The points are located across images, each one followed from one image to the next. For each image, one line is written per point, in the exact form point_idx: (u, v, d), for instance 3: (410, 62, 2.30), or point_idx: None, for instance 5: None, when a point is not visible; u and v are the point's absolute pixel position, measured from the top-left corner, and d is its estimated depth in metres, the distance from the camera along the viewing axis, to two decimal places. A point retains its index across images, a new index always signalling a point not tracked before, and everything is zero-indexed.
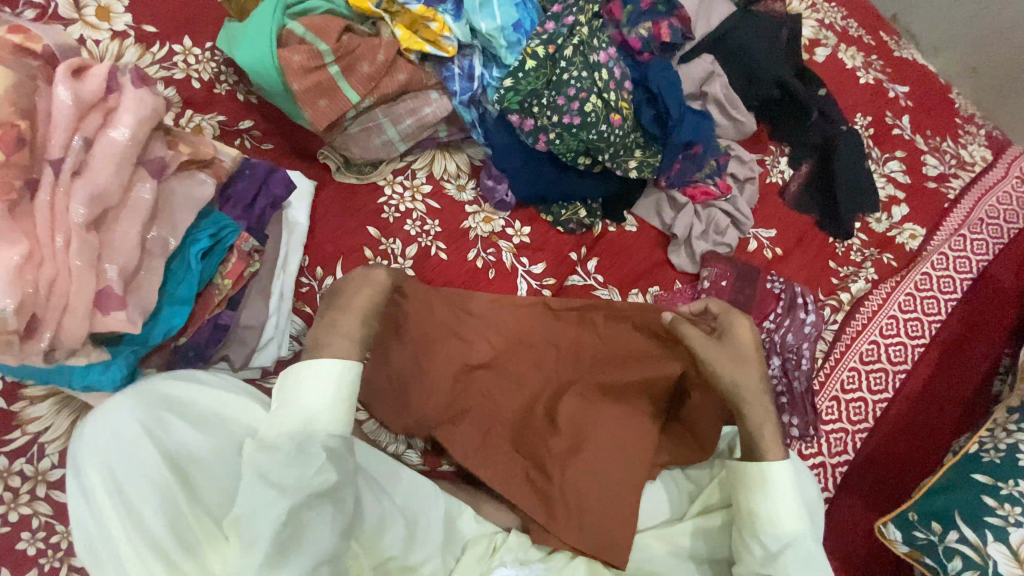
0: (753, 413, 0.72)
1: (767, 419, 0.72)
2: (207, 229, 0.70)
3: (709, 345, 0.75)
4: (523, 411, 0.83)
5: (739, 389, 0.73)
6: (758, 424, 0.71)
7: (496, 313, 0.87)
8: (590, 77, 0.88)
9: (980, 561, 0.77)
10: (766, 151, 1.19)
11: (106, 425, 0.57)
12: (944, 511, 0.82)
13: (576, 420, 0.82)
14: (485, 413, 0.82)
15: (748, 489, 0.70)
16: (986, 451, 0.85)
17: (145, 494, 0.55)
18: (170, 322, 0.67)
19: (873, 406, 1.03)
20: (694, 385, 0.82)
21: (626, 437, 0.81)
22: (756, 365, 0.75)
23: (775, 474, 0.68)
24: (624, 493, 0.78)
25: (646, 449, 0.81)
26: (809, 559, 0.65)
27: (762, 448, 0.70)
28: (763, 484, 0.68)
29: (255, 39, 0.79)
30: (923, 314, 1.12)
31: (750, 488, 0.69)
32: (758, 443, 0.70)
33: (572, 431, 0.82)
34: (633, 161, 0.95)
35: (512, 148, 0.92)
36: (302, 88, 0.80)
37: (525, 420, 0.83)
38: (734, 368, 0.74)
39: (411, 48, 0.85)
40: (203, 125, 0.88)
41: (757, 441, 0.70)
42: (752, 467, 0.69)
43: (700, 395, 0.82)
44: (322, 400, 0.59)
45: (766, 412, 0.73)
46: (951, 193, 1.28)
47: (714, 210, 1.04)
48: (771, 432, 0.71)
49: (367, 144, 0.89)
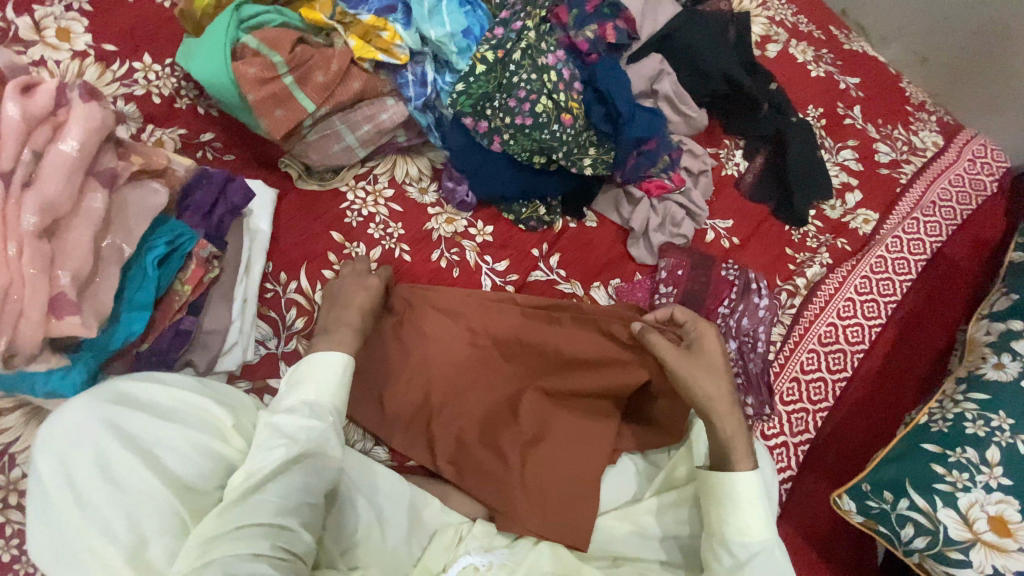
0: (721, 423, 0.75)
1: (736, 429, 0.75)
2: (164, 237, 0.72)
3: (676, 353, 0.79)
4: (490, 416, 0.84)
5: (710, 400, 0.76)
6: (728, 435, 0.74)
7: (470, 311, 0.88)
8: (539, 80, 0.91)
9: (932, 527, 0.80)
10: (721, 145, 1.23)
11: (67, 425, 0.59)
12: (895, 480, 0.84)
13: (540, 421, 0.84)
14: (451, 419, 0.83)
15: (715, 498, 0.72)
16: (935, 421, 0.89)
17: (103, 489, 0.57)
18: (131, 327, 0.69)
19: (833, 385, 1.06)
20: (660, 391, 0.85)
21: (590, 432, 0.83)
22: (723, 375, 0.79)
23: (740, 483, 0.71)
24: (588, 487, 0.80)
25: (610, 445, 0.83)
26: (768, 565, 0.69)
27: (731, 456, 0.73)
28: (730, 495, 0.71)
29: (210, 52, 0.82)
30: (879, 295, 1.16)
31: (721, 501, 0.71)
32: (728, 450, 0.73)
33: (536, 431, 0.83)
34: (587, 158, 0.98)
35: (470, 149, 0.95)
36: (257, 99, 0.82)
37: (491, 424, 0.84)
38: (703, 376, 0.77)
39: (365, 56, 0.88)
40: (164, 139, 0.91)
41: (727, 450, 0.73)
42: (720, 478, 0.72)
43: (667, 402, 0.84)
44: (325, 384, 0.69)
45: (735, 424, 0.75)
46: (903, 178, 1.32)
47: (670, 203, 1.07)
48: (738, 439, 0.74)
49: (326, 150, 0.91)
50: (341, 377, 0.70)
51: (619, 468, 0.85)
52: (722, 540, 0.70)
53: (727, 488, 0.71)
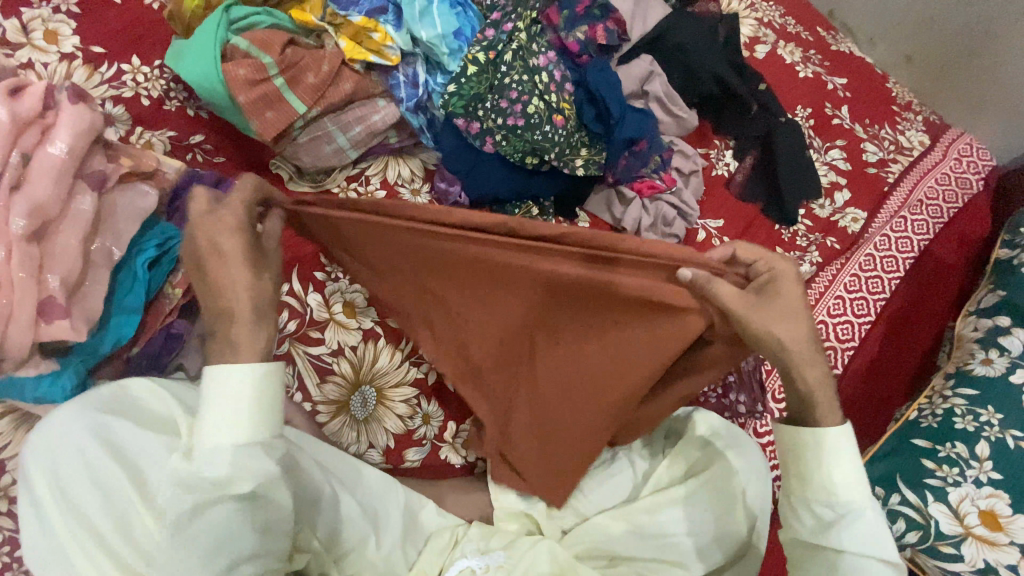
0: (807, 379, 0.66)
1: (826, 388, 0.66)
2: (153, 239, 0.71)
3: (740, 299, 0.63)
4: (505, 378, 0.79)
5: (785, 350, 0.64)
6: (809, 389, 0.66)
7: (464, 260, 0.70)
8: (531, 81, 0.92)
9: (922, 521, 0.81)
10: (711, 145, 1.24)
11: (48, 438, 0.58)
12: (885, 476, 0.86)
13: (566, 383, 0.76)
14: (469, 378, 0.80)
15: (794, 457, 0.67)
16: (924, 416, 0.90)
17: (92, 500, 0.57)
18: (121, 331, 0.68)
19: None
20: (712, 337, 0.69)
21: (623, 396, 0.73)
22: (800, 316, 0.65)
23: (831, 439, 0.65)
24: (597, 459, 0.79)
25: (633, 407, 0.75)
26: (867, 532, 0.63)
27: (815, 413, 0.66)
28: (816, 452, 0.65)
29: (200, 53, 0.81)
30: (868, 293, 1.17)
31: (804, 457, 0.66)
32: (811, 408, 0.66)
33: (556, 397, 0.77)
34: (579, 158, 0.98)
35: (461, 151, 0.95)
36: (247, 100, 0.82)
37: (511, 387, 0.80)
38: (777, 323, 0.63)
39: (355, 57, 0.88)
40: (153, 141, 0.90)
41: (810, 407, 0.66)
42: (805, 434, 0.65)
43: (724, 345, 0.69)
44: (240, 409, 0.57)
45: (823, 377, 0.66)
46: (891, 177, 1.34)
47: (661, 202, 1.07)
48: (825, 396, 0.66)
49: (317, 152, 0.91)
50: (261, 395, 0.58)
51: (614, 468, 0.85)
52: (806, 498, 0.66)
53: (811, 444, 0.65)
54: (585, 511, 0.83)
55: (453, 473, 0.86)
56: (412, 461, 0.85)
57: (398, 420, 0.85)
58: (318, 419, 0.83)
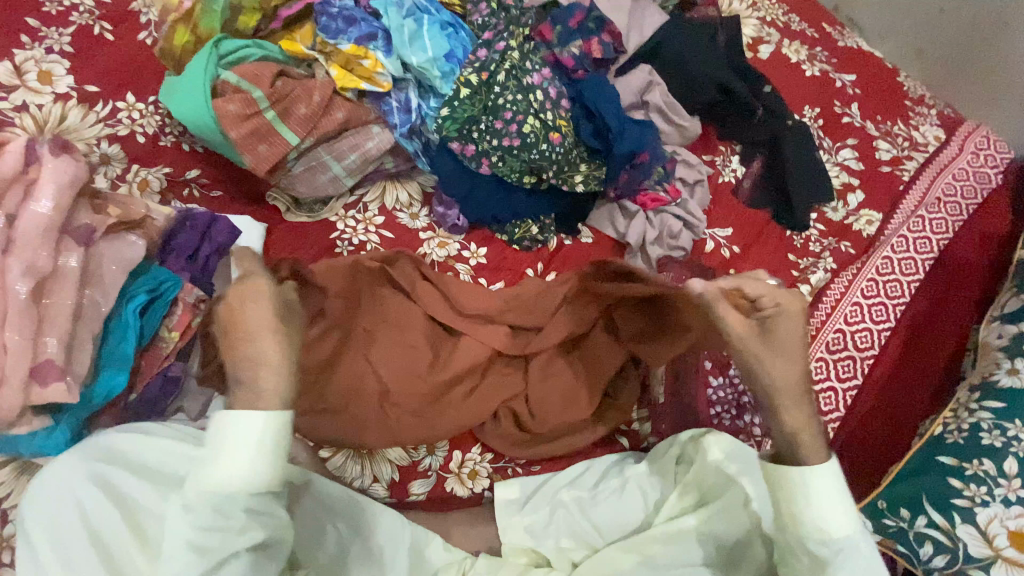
0: (767, 364, 0.65)
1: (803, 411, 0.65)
2: (145, 285, 0.72)
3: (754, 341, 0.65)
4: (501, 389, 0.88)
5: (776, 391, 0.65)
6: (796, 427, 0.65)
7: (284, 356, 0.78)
8: (526, 100, 0.90)
9: (950, 544, 0.76)
10: (716, 151, 1.21)
11: (70, 477, 0.61)
12: (911, 496, 0.81)
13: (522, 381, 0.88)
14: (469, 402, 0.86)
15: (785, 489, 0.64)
16: (950, 432, 0.86)
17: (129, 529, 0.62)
18: (113, 380, 0.68)
19: (844, 394, 1.03)
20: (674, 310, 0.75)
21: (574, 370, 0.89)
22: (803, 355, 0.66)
23: (816, 478, 0.62)
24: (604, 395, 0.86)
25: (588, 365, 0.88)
26: None
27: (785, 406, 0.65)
28: (801, 492, 0.62)
29: (189, 92, 0.81)
30: (887, 297, 1.13)
31: (791, 497, 0.63)
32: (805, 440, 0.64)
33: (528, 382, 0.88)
34: (578, 175, 0.97)
35: (458, 174, 0.93)
36: (240, 136, 0.82)
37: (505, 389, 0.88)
38: (772, 364, 0.65)
39: (347, 86, 0.87)
40: (149, 179, 0.90)
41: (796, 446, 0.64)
42: (793, 472, 0.63)
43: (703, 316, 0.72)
44: (243, 451, 0.60)
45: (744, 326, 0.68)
46: (906, 175, 1.29)
47: (666, 215, 1.04)
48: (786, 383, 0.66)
49: (313, 182, 0.90)
50: (265, 438, 0.61)
51: (625, 496, 0.81)
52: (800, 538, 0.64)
53: (794, 484, 0.63)
54: (595, 542, 0.80)
55: (458, 505, 0.83)
56: (417, 494, 0.82)
57: (402, 451, 0.84)
58: (322, 454, 0.82)
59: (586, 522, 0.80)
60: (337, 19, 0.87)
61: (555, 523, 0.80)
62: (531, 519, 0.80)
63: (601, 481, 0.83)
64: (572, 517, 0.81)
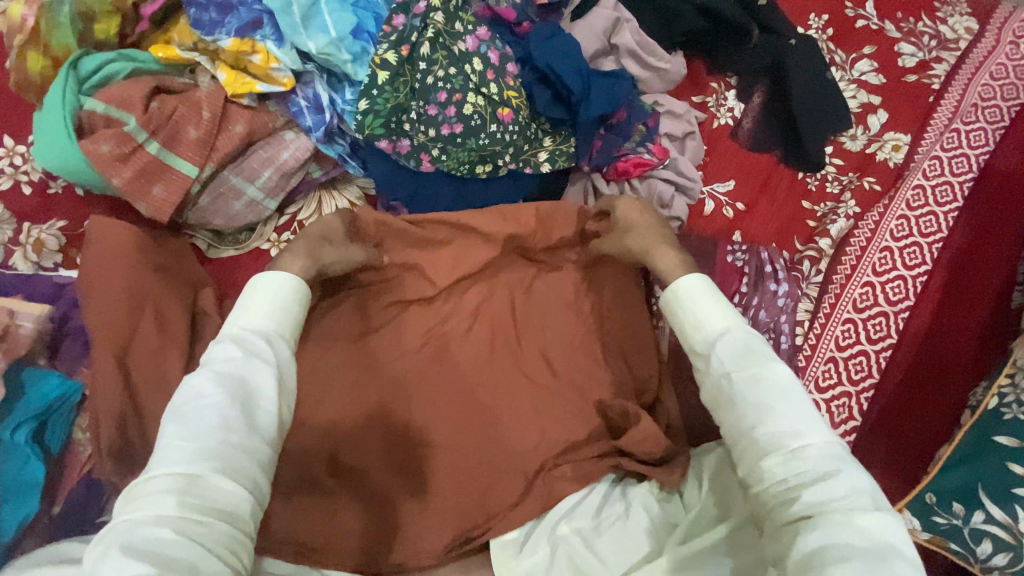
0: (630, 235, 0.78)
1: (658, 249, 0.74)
2: (31, 408, 0.63)
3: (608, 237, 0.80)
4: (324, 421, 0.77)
5: (643, 250, 0.76)
6: (664, 268, 0.72)
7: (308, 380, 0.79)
8: (461, 73, 0.73)
9: (1014, 542, 0.65)
10: (708, 89, 1.03)
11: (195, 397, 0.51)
12: (962, 487, 0.70)
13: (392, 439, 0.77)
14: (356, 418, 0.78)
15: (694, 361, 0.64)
16: (1008, 406, 0.72)
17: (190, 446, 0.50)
18: (22, 509, 0.60)
19: (877, 357, 0.91)
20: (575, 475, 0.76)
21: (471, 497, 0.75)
22: (651, 222, 0.79)
23: (687, 289, 0.66)
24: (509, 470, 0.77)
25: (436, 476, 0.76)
26: (744, 348, 0.59)
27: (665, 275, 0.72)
28: (690, 320, 0.64)
29: (49, 131, 0.67)
30: (921, 236, 0.98)
31: (684, 331, 0.65)
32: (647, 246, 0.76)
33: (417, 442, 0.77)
34: (543, 152, 0.81)
35: (397, 175, 0.79)
36: (125, 182, 0.68)
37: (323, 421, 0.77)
38: (628, 237, 0.78)
39: (239, 91, 0.71)
40: (44, 237, 0.76)
41: (647, 249, 0.76)
42: (678, 308, 0.66)
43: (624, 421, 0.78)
44: None
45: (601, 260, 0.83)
46: (935, 82, 1.09)
47: (654, 180, 0.88)
48: (638, 219, 0.79)
49: (227, 212, 0.75)
50: None
51: (631, 522, 0.72)
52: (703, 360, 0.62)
53: (689, 320, 0.64)
54: None
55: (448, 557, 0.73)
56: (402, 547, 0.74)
57: None
58: None
59: (591, 558, 0.70)
60: (209, 8, 0.69)
61: (558, 562, 0.70)
62: (530, 563, 0.71)
63: (602, 508, 0.74)
64: (576, 550, 0.70)
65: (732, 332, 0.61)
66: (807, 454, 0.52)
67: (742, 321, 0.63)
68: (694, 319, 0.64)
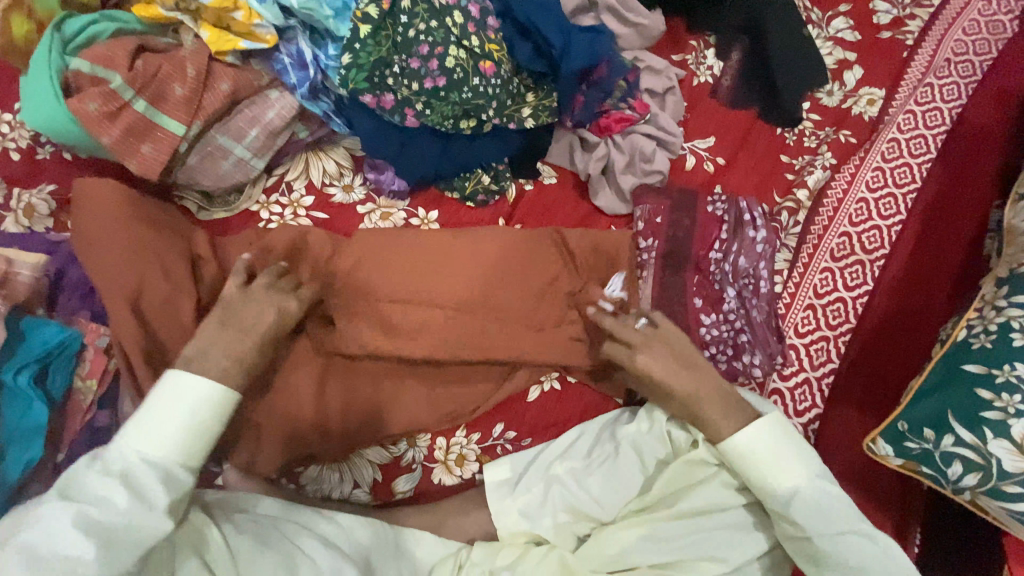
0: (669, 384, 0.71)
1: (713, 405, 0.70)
2: (32, 354, 0.64)
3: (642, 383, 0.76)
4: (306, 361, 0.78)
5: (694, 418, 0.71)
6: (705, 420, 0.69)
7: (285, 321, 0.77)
8: (442, 26, 0.74)
9: (982, 462, 0.70)
10: (686, 48, 1.05)
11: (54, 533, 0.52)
12: (934, 414, 0.73)
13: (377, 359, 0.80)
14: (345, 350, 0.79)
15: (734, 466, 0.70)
16: (976, 336, 0.75)
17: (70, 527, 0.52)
18: (27, 453, 0.62)
19: (853, 303, 0.95)
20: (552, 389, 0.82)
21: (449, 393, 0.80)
22: (691, 375, 0.70)
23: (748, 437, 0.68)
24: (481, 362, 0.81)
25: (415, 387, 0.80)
26: (818, 509, 0.65)
27: (705, 416, 0.70)
28: (750, 455, 0.68)
29: (36, 91, 0.68)
30: (895, 186, 1.01)
31: (740, 462, 0.68)
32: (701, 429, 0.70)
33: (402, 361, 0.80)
34: (526, 108, 0.83)
35: (383, 130, 0.80)
36: (113, 140, 0.69)
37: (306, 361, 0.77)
38: (675, 383, 0.70)
39: (223, 49, 0.72)
40: (34, 203, 0.77)
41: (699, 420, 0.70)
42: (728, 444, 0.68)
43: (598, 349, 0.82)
44: None
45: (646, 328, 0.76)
46: (909, 38, 1.12)
47: (635, 136, 0.92)
48: (670, 372, 0.71)
49: (215, 171, 0.76)
50: None
51: (620, 460, 0.75)
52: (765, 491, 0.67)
53: (750, 467, 0.68)
54: (596, 515, 0.74)
55: (449, 492, 0.80)
56: (402, 491, 0.79)
57: (380, 449, 0.79)
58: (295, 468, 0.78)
59: (583, 496, 0.74)
60: None
61: (551, 499, 0.75)
62: (525, 500, 0.75)
63: (593, 448, 0.77)
64: (568, 490, 0.75)
65: (806, 493, 0.65)
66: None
67: (811, 473, 0.67)
68: (765, 477, 0.67)
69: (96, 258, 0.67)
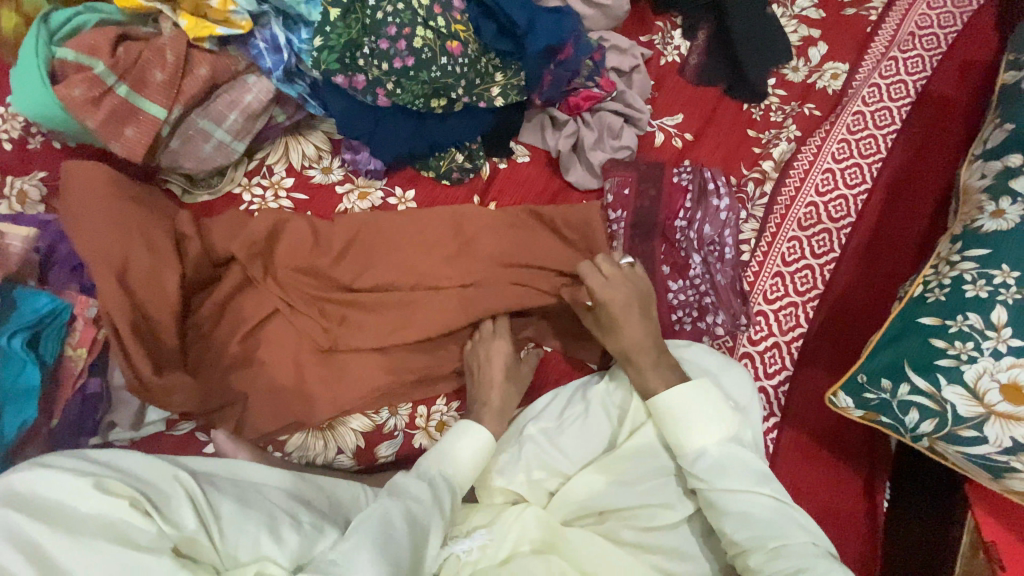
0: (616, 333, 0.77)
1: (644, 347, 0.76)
2: (24, 321, 0.68)
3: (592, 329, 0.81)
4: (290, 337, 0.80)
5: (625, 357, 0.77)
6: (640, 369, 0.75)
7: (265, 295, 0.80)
8: (409, 8, 0.78)
9: (937, 408, 0.72)
10: (654, 29, 1.08)
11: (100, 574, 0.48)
12: (890, 365, 0.76)
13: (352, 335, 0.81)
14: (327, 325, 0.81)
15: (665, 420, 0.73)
16: (931, 290, 0.78)
17: (48, 531, 0.48)
18: (22, 413, 0.66)
19: (821, 269, 0.98)
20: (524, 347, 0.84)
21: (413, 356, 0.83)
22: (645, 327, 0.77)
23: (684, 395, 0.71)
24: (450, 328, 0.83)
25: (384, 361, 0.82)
26: (722, 467, 0.67)
27: (637, 361, 0.75)
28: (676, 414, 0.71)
29: (24, 79, 0.71)
30: (860, 156, 1.04)
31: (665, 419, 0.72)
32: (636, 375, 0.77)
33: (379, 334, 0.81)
34: (495, 86, 0.86)
35: (356, 110, 0.84)
36: (98, 123, 0.72)
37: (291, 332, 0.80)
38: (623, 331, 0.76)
39: (201, 35, 0.76)
40: (26, 188, 0.81)
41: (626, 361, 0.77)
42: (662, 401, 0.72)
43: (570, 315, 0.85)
44: None
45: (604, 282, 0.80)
46: (872, 14, 1.15)
47: (603, 112, 0.95)
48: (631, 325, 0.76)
49: (198, 154, 0.80)
50: None
51: (590, 419, 0.79)
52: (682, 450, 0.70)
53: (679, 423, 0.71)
54: (568, 471, 0.77)
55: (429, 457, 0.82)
56: (385, 456, 0.81)
57: (363, 417, 0.82)
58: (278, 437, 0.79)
59: (557, 453, 0.77)
60: None
61: (525, 457, 0.77)
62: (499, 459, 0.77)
63: (566, 409, 0.80)
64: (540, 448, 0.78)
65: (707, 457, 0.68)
66: (783, 553, 0.60)
67: (723, 439, 0.69)
68: (689, 427, 0.70)
69: (84, 232, 0.70)
